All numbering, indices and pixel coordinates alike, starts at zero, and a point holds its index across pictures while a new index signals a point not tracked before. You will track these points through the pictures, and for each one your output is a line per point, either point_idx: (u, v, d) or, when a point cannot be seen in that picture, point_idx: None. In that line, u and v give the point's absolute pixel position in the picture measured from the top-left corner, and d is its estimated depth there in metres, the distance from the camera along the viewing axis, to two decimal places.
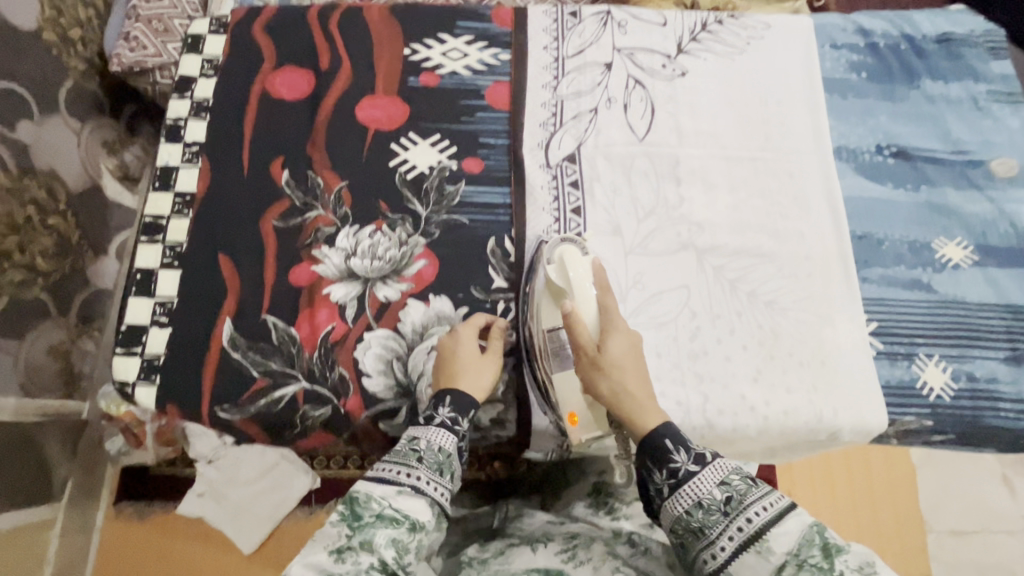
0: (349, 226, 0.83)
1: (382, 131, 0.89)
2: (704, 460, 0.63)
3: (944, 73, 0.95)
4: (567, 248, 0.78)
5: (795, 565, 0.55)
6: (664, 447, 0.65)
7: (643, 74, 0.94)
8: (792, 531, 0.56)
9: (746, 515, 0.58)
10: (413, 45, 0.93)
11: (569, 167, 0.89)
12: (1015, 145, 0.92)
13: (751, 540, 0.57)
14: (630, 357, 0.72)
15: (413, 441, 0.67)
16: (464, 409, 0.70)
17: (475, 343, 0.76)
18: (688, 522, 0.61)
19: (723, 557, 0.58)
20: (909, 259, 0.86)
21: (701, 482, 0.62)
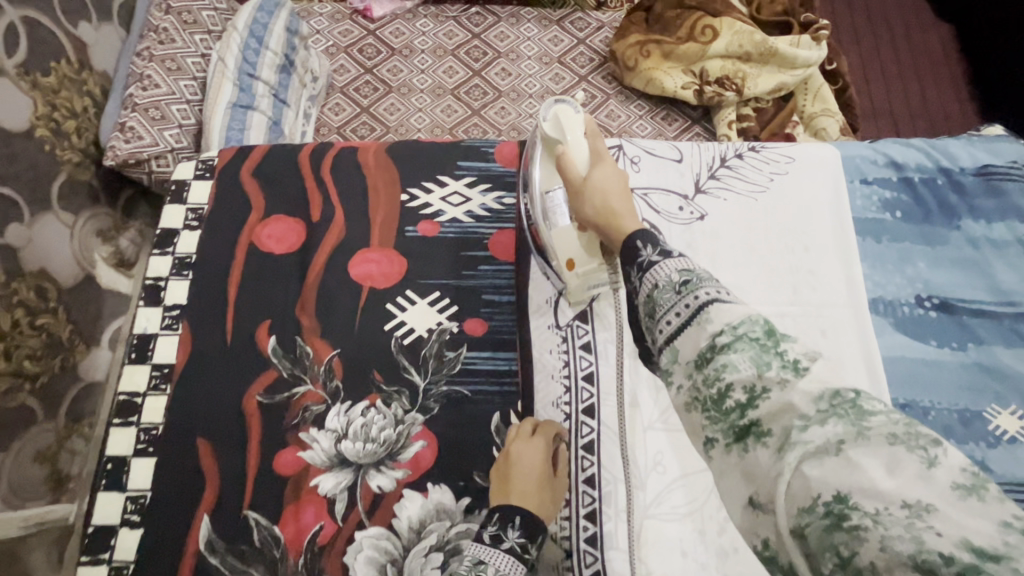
0: (340, 402, 0.76)
1: (376, 289, 0.82)
2: (669, 254, 0.53)
3: (986, 210, 0.88)
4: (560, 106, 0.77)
5: (731, 336, 0.44)
6: (632, 246, 0.56)
7: (659, 218, 0.86)
8: (738, 310, 0.45)
9: (696, 293, 0.47)
10: (411, 189, 0.87)
11: (580, 328, 0.81)
12: None
13: (696, 315, 0.46)
14: (617, 181, 0.68)
15: (478, 566, 0.60)
16: (533, 532, 0.64)
17: (547, 460, 0.72)
18: (646, 303, 0.51)
19: (668, 332, 0.48)
20: (960, 432, 0.77)
21: (662, 267, 0.51)
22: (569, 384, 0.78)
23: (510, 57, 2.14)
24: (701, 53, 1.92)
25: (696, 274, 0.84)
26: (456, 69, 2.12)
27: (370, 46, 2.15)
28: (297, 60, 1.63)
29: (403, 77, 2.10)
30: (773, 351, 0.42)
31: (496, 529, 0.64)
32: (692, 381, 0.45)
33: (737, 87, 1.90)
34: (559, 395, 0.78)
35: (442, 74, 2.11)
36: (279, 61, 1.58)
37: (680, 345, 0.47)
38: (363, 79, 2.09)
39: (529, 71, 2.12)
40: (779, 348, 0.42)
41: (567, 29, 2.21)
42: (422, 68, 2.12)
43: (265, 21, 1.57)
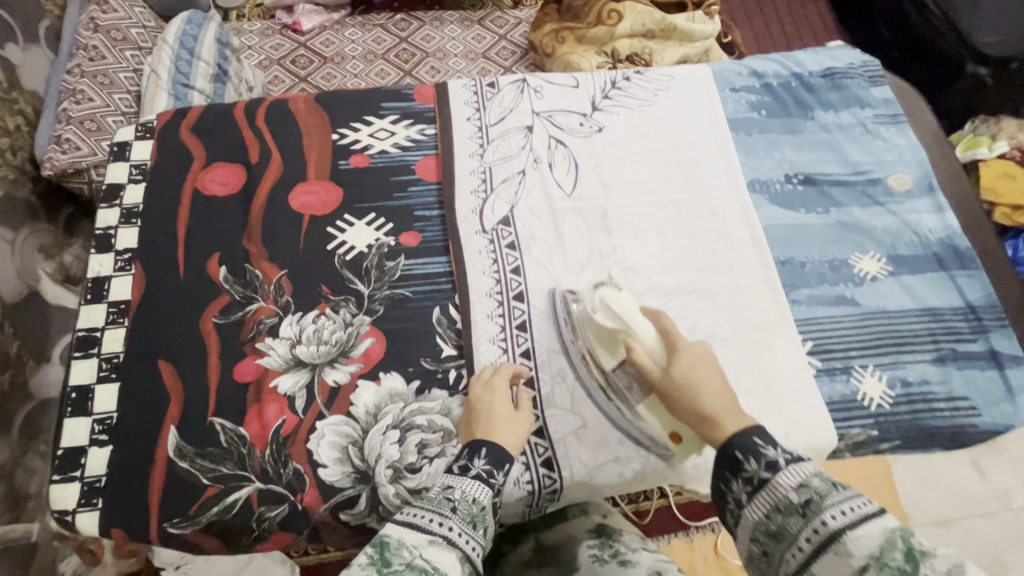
0: (292, 314, 0.83)
1: (317, 216, 0.90)
2: (777, 467, 0.59)
3: (833, 103, 1.05)
4: (606, 291, 0.77)
5: (877, 567, 0.49)
6: (736, 457, 0.62)
7: (564, 133, 0.99)
8: (873, 531, 0.51)
9: (821, 518, 0.54)
10: (341, 130, 0.97)
11: (505, 230, 0.91)
12: (906, 161, 1.00)
13: (824, 545, 0.53)
14: (708, 370, 0.70)
15: (448, 489, 0.63)
16: (498, 461, 0.68)
17: (508, 400, 0.77)
18: (764, 525, 0.57)
19: (802, 558, 0.54)
20: (831, 277, 0.92)
21: (781, 482, 0.58)
22: (499, 276, 0.88)
23: (437, 56, 2.29)
24: (609, 35, 2.09)
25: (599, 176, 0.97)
26: (388, 71, 2.25)
27: (302, 57, 2.25)
28: (230, 71, 1.69)
29: (336, 82, 2.21)
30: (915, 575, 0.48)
31: (465, 461, 0.68)
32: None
33: (646, 61, 2.11)
34: (491, 286, 0.88)
35: (375, 76, 2.23)
36: (212, 70, 1.63)
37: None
38: (299, 87, 2.18)
39: (457, 68, 2.27)
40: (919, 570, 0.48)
41: (488, 28, 2.39)
42: (354, 73, 2.24)
43: (194, 33, 1.66)
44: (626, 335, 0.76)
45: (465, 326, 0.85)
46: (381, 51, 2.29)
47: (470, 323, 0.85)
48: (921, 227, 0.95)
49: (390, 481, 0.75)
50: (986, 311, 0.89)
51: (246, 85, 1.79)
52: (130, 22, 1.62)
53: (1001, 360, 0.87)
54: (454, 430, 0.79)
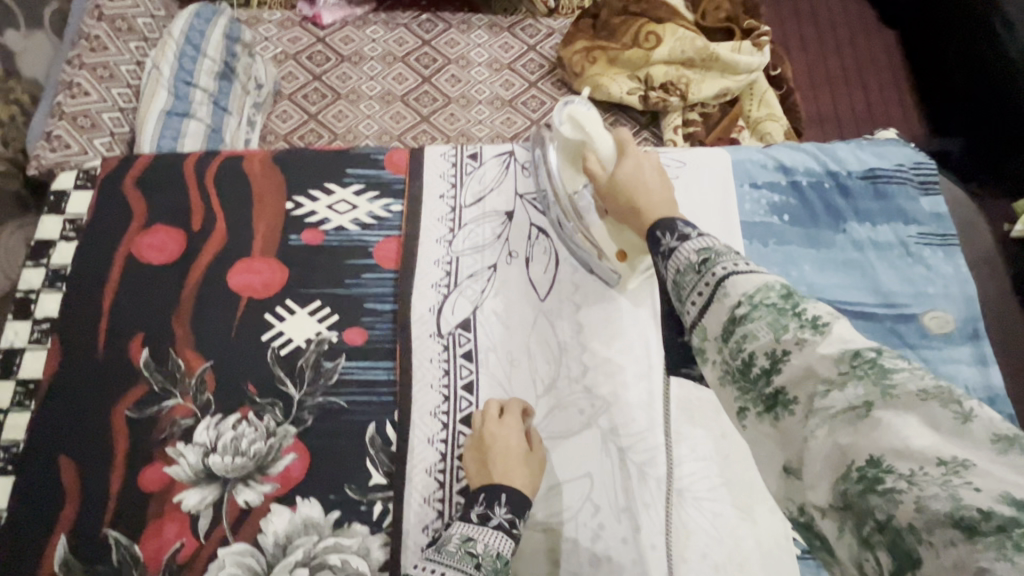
0: (210, 415, 0.75)
1: (255, 299, 0.81)
2: (687, 236, 0.51)
3: (871, 213, 0.89)
4: (573, 107, 0.78)
5: (750, 306, 0.42)
6: (653, 237, 0.54)
7: (547, 223, 0.87)
8: (755, 279, 0.44)
9: (715, 269, 0.46)
10: (297, 197, 0.86)
11: (462, 336, 0.80)
12: (950, 295, 0.85)
13: (716, 290, 0.45)
14: (654, 174, 0.66)
15: (468, 543, 0.59)
16: (518, 510, 0.65)
17: (522, 437, 0.73)
18: (673, 288, 0.49)
19: (692, 318, 0.47)
20: None
21: (681, 251, 0.50)
22: (448, 392, 0.78)
23: (459, 63, 2.08)
24: (645, 59, 1.92)
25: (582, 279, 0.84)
26: (406, 76, 2.05)
27: (319, 53, 2.06)
28: (238, 68, 1.58)
29: (351, 85, 2.02)
30: (791, 313, 0.41)
31: (483, 508, 0.65)
32: (722, 356, 0.44)
33: (681, 93, 1.90)
34: (437, 403, 0.77)
35: (391, 81, 2.04)
36: (218, 67, 1.54)
37: (709, 323, 0.45)
38: (312, 86, 2.00)
39: (478, 78, 2.06)
40: (797, 309, 0.41)
41: (518, 36, 2.15)
42: (371, 75, 2.04)
43: (202, 28, 1.55)
44: (585, 146, 0.76)
45: (400, 451, 0.74)
46: (401, 54, 2.08)
47: (406, 448, 0.75)
48: (957, 382, 0.80)
49: None
50: None
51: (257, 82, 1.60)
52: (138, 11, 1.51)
53: None
54: None
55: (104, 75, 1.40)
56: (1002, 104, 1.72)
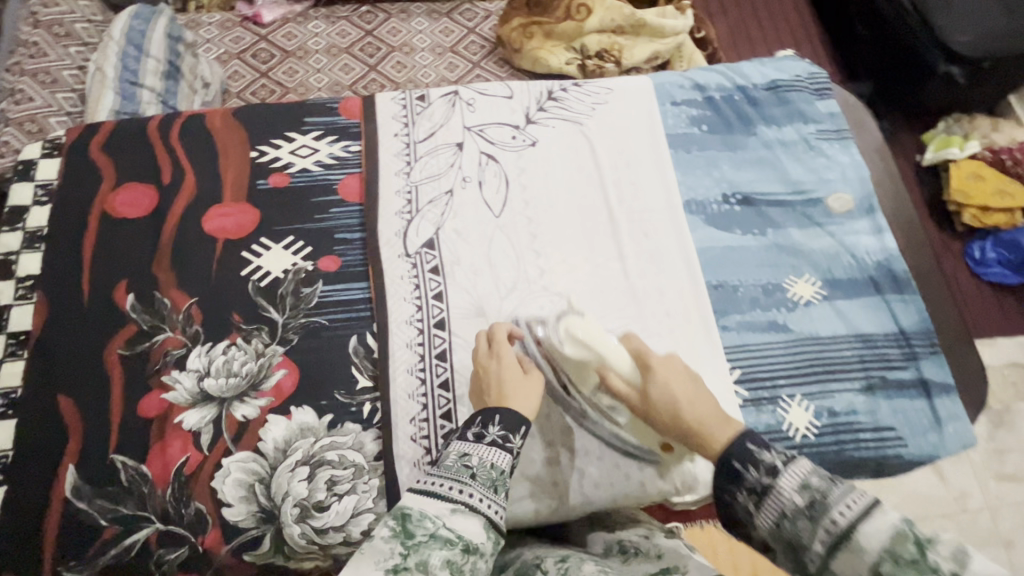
0: (200, 344, 0.81)
1: (232, 240, 0.87)
2: (778, 471, 0.51)
3: (776, 118, 1.02)
4: (569, 322, 0.75)
5: (892, 562, 0.43)
6: (734, 467, 0.54)
7: (495, 149, 0.96)
8: (883, 527, 0.45)
9: (831, 517, 0.47)
10: (260, 146, 0.93)
11: (428, 254, 0.89)
12: (848, 179, 0.98)
13: (842, 542, 0.46)
14: (682, 375, 0.65)
15: (465, 458, 0.59)
16: (513, 426, 0.62)
17: (517, 364, 0.72)
18: (780, 535, 0.50)
19: (818, 565, 0.47)
20: (764, 302, 0.89)
21: (781, 492, 0.50)
22: (420, 302, 0.86)
23: (403, 50, 2.15)
24: (577, 31, 2.03)
25: (531, 195, 0.94)
26: (352, 66, 2.11)
27: (263, 51, 2.11)
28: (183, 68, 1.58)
29: (299, 78, 2.07)
30: (926, 566, 0.43)
31: (477, 427, 0.63)
32: None
33: (615, 59, 2.03)
34: (411, 313, 0.85)
35: (339, 71, 2.09)
36: (163, 68, 1.53)
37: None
38: (259, 82, 2.05)
39: (423, 63, 2.14)
40: (930, 562, 0.43)
41: (456, 21, 2.24)
42: (318, 68, 2.10)
43: (142, 28, 1.56)
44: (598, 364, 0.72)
45: (382, 356, 0.82)
46: (345, 46, 2.14)
47: (387, 353, 0.82)
48: (858, 249, 0.93)
49: (297, 521, 0.73)
50: (917, 338, 0.88)
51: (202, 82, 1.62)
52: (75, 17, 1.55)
53: (929, 389, 0.85)
54: (366, 466, 0.77)
55: (48, 80, 1.45)
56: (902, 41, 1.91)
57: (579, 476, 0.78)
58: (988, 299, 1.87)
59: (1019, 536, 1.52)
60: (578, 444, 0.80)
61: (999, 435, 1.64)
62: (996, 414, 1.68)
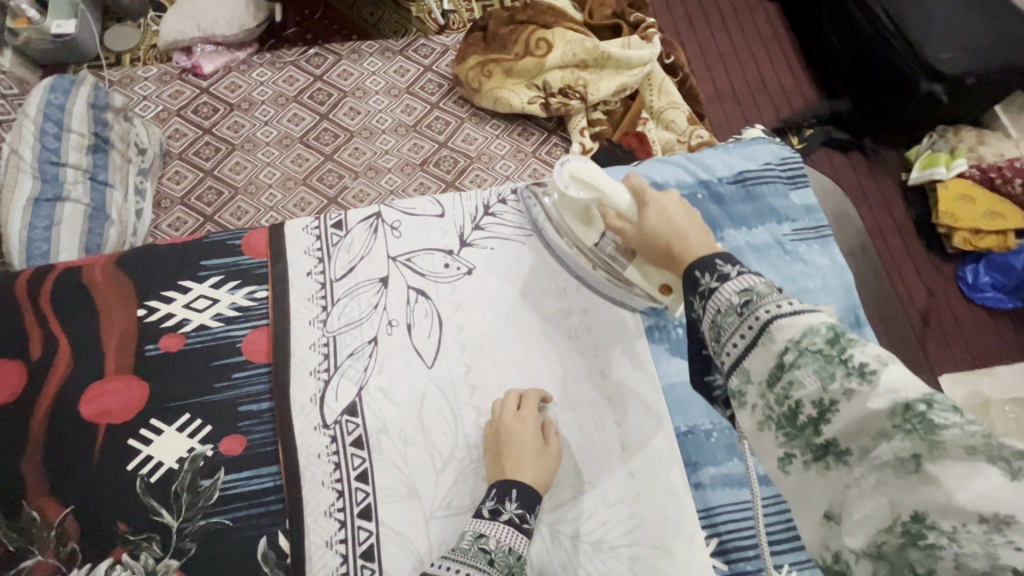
0: (77, 568, 0.68)
1: (115, 425, 0.74)
2: (728, 277, 0.53)
3: (745, 217, 0.89)
4: (574, 167, 0.77)
5: (797, 351, 0.45)
6: (693, 278, 0.57)
7: (425, 282, 0.83)
8: (799, 322, 0.47)
9: (756, 312, 0.49)
10: (149, 302, 0.79)
11: (350, 423, 0.76)
12: (831, 287, 0.86)
13: (760, 335, 0.48)
14: (678, 208, 0.67)
15: (481, 540, 0.64)
16: (530, 506, 0.68)
17: (538, 435, 0.73)
18: (712, 328, 0.53)
19: (735, 355, 0.50)
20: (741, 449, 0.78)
21: (722, 293, 0.53)
22: (341, 487, 0.73)
23: (356, 95, 1.87)
24: (539, 67, 1.83)
25: (468, 337, 0.81)
26: (302, 115, 1.82)
27: (204, 105, 1.80)
28: (112, 136, 1.54)
29: (245, 132, 1.77)
30: (838, 360, 0.43)
31: (494, 503, 0.68)
32: (764, 399, 0.47)
33: (580, 94, 1.83)
34: (331, 501, 0.72)
35: (288, 122, 1.80)
36: (87, 141, 1.50)
37: (750, 365, 0.49)
38: (202, 141, 1.74)
39: (379, 107, 1.85)
40: (844, 355, 0.43)
41: (411, 58, 1.97)
42: (265, 120, 1.80)
43: (60, 103, 1.49)
44: (599, 203, 0.76)
45: (296, 561, 0.69)
46: (294, 93, 1.85)
47: (302, 555, 0.70)
48: None
49: None
50: None
51: (136, 147, 1.60)
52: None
53: None
54: None
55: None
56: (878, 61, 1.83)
57: None
58: (985, 325, 1.77)
59: None
60: None
61: None
62: None
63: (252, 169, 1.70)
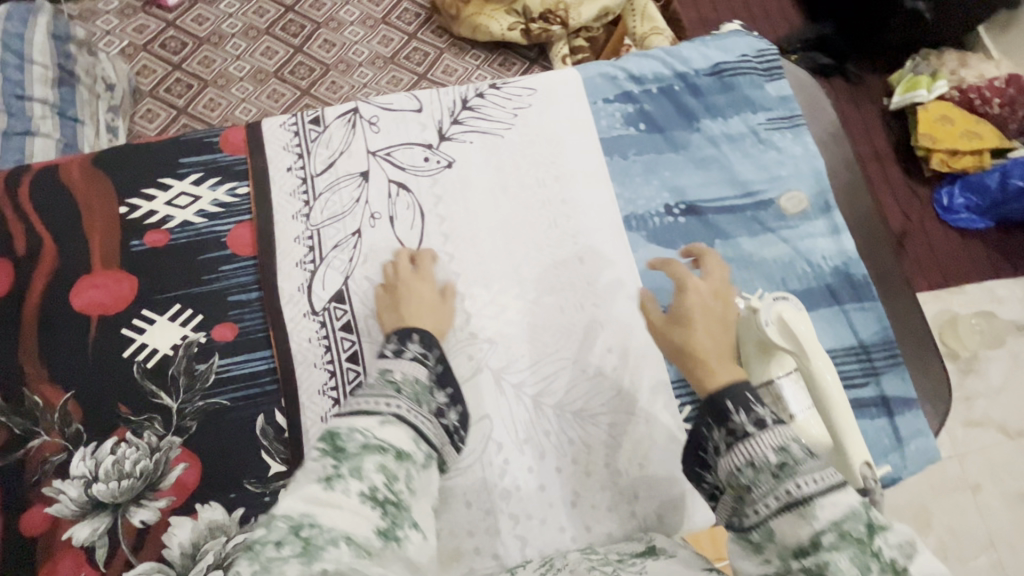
0: (84, 446, 0.71)
1: (108, 316, 0.75)
2: (764, 424, 0.51)
3: (722, 108, 0.90)
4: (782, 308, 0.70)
5: (838, 535, 0.43)
6: (725, 406, 0.55)
7: (406, 175, 0.84)
8: (840, 502, 0.45)
9: (795, 481, 0.47)
10: (131, 200, 0.80)
11: (338, 309, 0.78)
12: (802, 175, 0.88)
13: (796, 504, 0.46)
14: (705, 314, 0.70)
15: (385, 374, 0.59)
16: (430, 345, 0.65)
17: (434, 290, 0.76)
18: (735, 480, 0.51)
19: (764, 515, 0.47)
20: None
21: (757, 444, 0.50)
22: (333, 368, 0.76)
23: (330, 26, 1.80)
24: None
25: (450, 227, 0.82)
26: (274, 49, 1.76)
27: (171, 39, 1.73)
28: (77, 69, 1.47)
29: (217, 68, 1.71)
30: (872, 552, 0.42)
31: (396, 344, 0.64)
32: (785, 563, 0.45)
33: (561, 20, 1.75)
34: (323, 381, 0.75)
35: (260, 57, 1.74)
36: (52, 74, 1.42)
37: (776, 527, 0.46)
38: (173, 77, 1.69)
39: (354, 39, 1.79)
40: (875, 545, 0.43)
41: None
42: (236, 55, 1.73)
43: (19, 32, 1.41)
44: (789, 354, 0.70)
45: (294, 435, 0.73)
46: (265, 26, 1.78)
47: (298, 430, 0.73)
48: (815, 254, 0.85)
49: None
50: (877, 350, 0.81)
51: (104, 82, 1.54)
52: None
53: (890, 406, 0.79)
54: None
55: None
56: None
57: (521, 543, 0.72)
58: (959, 247, 1.75)
59: (988, 482, 1.48)
60: (521, 508, 0.73)
61: (968, 383, 1.58)
62: (965, 362, 1.60)
63: (228, 108, 1.67)
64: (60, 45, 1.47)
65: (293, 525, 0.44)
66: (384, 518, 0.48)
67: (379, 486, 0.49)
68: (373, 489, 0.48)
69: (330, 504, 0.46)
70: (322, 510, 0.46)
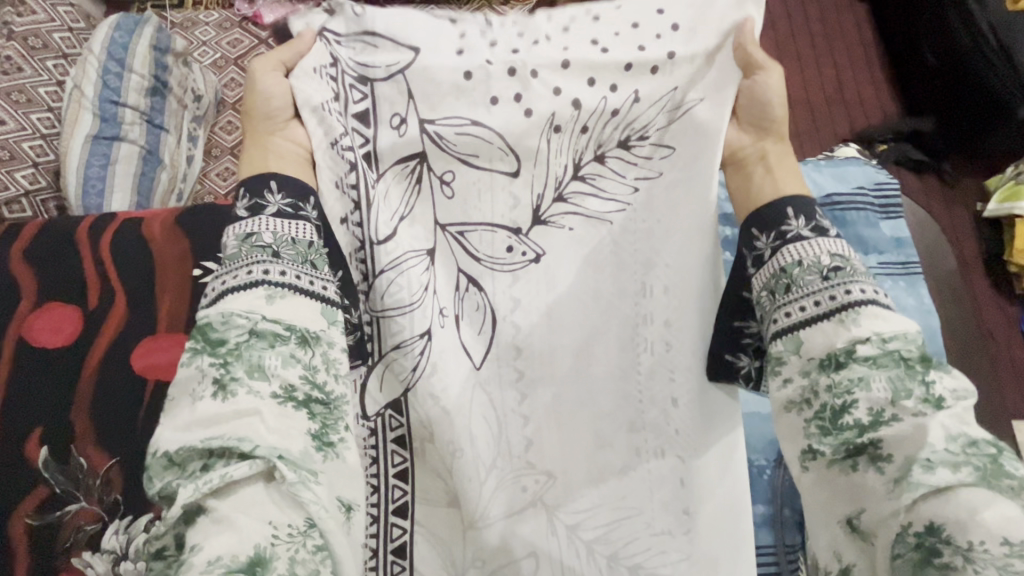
0: (118, 518, 0.68)
1: (164, 383, 0.73)
2: (822, 231, 0.54)
3: None
4: None
5: (880, 343, 0.46)
6: (781, 212, 0.56)
7: (481, 267, 0.69)
8: (895, 326, 0.47)
9: (847, 287, 0.49)
10: (205, 262, 0.78)
11: (392, 419, 0.67)
12: (911, 331, 0.80)
13: (842, 310, 0.49)
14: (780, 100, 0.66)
15: (251, 237, 0.56)
16: (298, 194, 0.62)
17: (276, 107, 0.69)
18: (780, 279, 0.53)
19: (800, 315, 0.50)
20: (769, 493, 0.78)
21: (811, 246, 0.53)
22: (378, 481, 0.67)
23: None
24: None
25: (523, 319, 0.69)
26: None
27: None
28: (171, 81, 1.38)
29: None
30: (918, 379, 0.44)
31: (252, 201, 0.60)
32: (810, 380, 0.48)
33: None
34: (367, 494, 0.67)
35: None
36: (148, 84, 1.35)
37: (805, 336, 0.49)
38: None
39: None
40: (926, 378, 0.45)
41: None
42: None
43: (124, 42, 1.34)
44: None
45: None
46: None
47: None
48: None
49: None
50: None
51: (193, 94, 1.43)
52: (53, 26, 1.34)
53: None
54: None
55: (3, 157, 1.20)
56: (970, 78, 1.59)
57: None
58: None
59: None
60: None
61: None
62: None
63: None
64: (160, 57, 1.38)
65: (202, 452, 0.44)
66: (313, 420, 0.48)
67: (294, 384, 0.49)
68: (286, 387, 0.48)
69: (221, 414, 0.45)
70: (228, 420, 0.45)
